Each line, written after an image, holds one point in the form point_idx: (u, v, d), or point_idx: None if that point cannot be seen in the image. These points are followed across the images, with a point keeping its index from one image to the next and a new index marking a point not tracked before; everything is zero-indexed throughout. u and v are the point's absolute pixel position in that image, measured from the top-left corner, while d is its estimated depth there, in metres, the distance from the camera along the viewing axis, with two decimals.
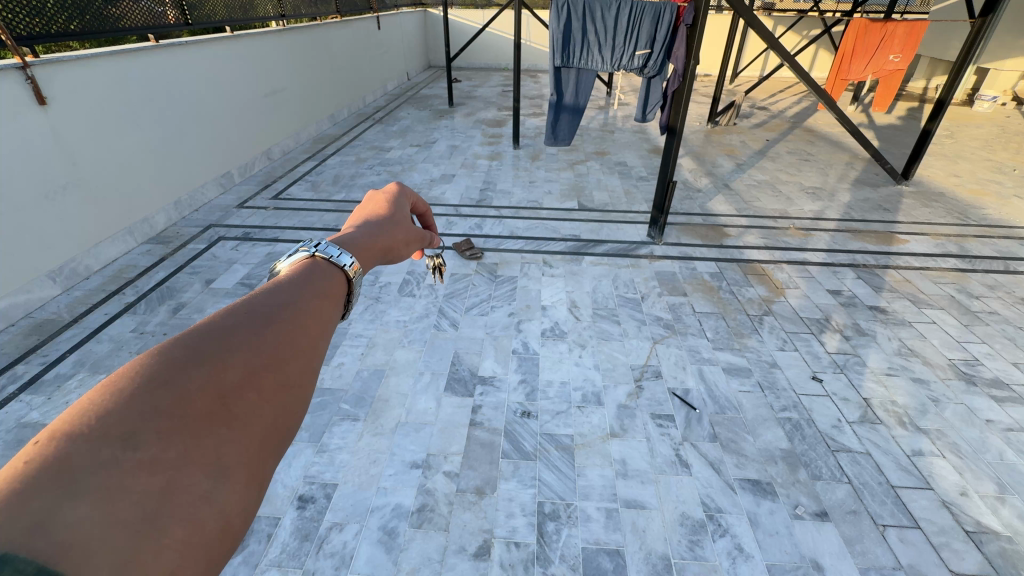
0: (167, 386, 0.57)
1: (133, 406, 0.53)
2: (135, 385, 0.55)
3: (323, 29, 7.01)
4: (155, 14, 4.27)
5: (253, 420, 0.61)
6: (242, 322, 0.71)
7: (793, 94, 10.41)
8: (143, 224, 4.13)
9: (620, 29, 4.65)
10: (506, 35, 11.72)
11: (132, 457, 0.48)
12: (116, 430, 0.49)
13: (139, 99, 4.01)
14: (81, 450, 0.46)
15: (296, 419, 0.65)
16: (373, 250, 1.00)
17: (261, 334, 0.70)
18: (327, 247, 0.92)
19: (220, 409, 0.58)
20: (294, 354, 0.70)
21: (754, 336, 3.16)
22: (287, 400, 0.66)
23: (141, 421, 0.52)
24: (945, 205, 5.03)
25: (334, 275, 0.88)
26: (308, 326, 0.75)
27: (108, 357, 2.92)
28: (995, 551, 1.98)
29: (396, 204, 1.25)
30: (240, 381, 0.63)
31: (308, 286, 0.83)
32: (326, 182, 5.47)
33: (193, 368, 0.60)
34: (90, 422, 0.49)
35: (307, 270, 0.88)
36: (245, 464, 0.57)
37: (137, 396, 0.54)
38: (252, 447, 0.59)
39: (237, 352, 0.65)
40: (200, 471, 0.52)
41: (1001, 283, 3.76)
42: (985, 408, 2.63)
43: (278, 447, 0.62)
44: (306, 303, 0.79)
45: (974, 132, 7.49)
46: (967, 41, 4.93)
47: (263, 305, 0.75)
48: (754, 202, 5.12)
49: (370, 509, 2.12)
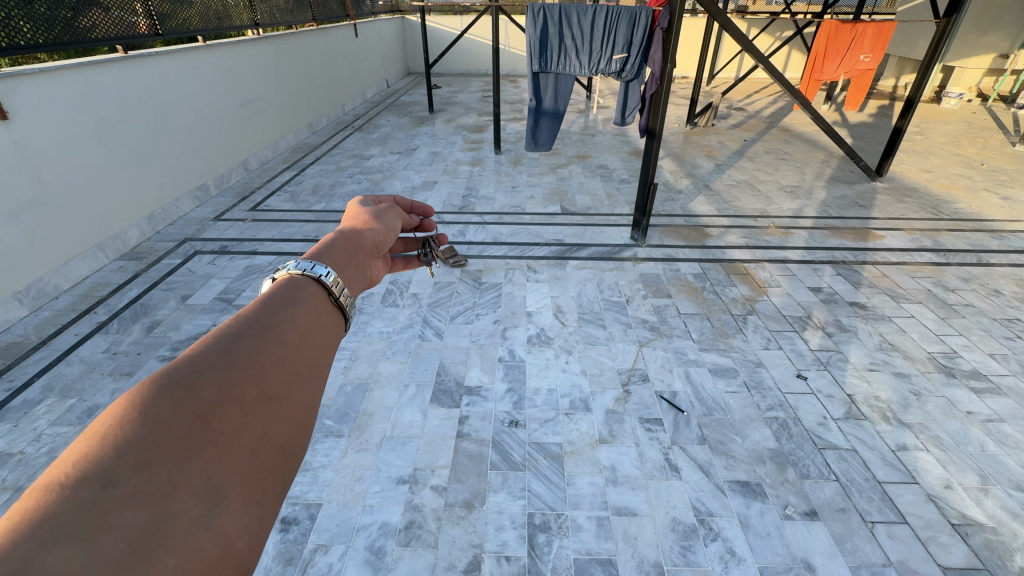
0: (141, 417, 0.55)
1: (107, 443, 0.51)
2: (102, 423, 0.53)
3: (299, 37, 6.91)
4: (127, 24, 4.15)
5: (238, 443, 0.61)
6: (211, 344, 0.70)
7: (769, 94, 10.61)
8: (115, 240, 4.01)
9: (597, 33, 4.67)
10: (484, 41, 11.73)
11: (115, 494, 0.48)
12: (94, 470, 0.48)
13: (109, 112, 3.90)
14: (63, 495, 0.44)
15: (279, 430, 0.67)
16: (348, 261, 1.02)
17: (232, 353, 0.70)
18: (301, 261, 0.93)
19: (200, 432, 0.58)
20: (269, 368, 0.71)
21: (738, 336, 3.18)
22: (269, 413, 0.67)
23: (117, 456, 0.50)
24: (918, 201, 5.15)
25: (309, 287, 0.89)
26: (279, 339, 0.76)
27: (79, 379, 2.80)
28: (980, 543, 2.00)
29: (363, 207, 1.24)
30: (216, 400, 0.62)
31: (276, 301, 0.83)
32: (306, 192, 5.38)
33: (164, 394, 0.59)
34: (67, 466, 0.47)
35: (281, 286, 0.87)
36: (236, 482, 0.57)
37: (110, 432, 0.52)
38: (241, 464, 0.59)
39: (208, 374, 0.65)
40: (191, 497, 0.52)
41: (974, 276, 3.85)
42: (965, 399, 2.68)
43: (264, 462, 0.63)
44: (274, 316, 0.80)
45: (943, 128, 7.70)
46: (933, 40, 5.06)
47: (231, 324, 0.75)
48: (734, 202, 5.17)
49: (356, 529, 2.06)
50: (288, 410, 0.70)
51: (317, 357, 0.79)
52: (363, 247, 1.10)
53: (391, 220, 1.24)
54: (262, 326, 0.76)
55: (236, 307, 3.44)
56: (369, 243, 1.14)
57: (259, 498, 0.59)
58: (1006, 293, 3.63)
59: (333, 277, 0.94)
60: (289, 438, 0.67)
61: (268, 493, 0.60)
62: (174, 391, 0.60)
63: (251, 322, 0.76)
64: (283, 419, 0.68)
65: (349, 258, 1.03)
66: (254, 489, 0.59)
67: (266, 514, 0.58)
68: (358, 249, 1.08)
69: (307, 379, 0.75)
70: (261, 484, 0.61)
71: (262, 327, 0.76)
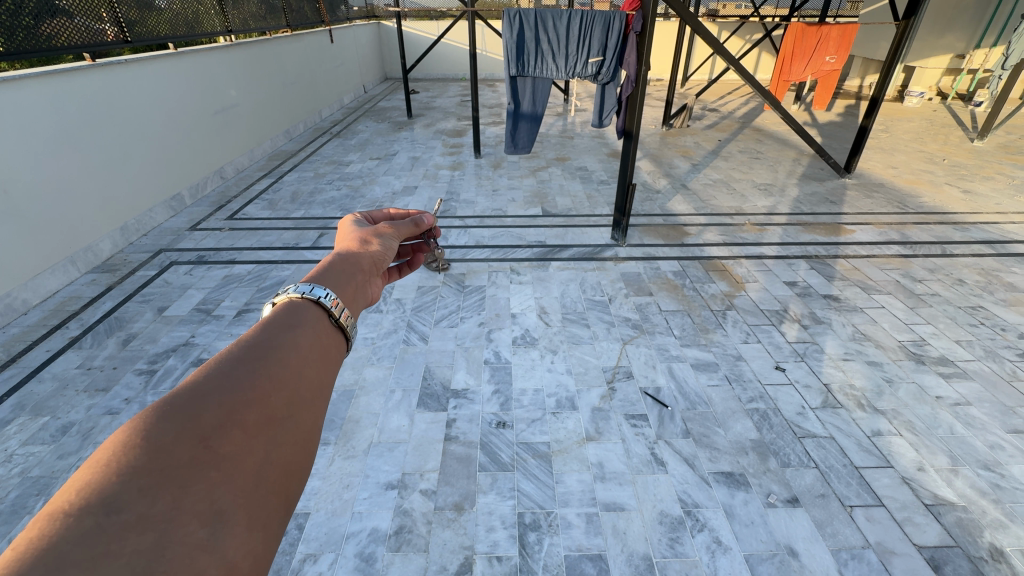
0: (142, 443, 0.56)
1: (111, 470, 0.52)
2: (106, 450, 0.54)
3: (274, 43, 6.84)
4: (93, 31, 4.05)
5: (241, 465, 0.61)
6: (214, 366, 0.71)
7: (741, 95, 10.89)
8: (87, 252, 3.90)
9: (572, 38, 4.73)
10: (461, 46, 11.79)
11: (119, 520, 0.48)
12: (98, 498, 0.48)
13: (77, 122, 3.80)
14: (67, 524, 0.45)
15: (284, 452, 0.67)
16: (352, 284, 1.03)
17: (234, 376, 0.71)
18: (300, 285, 0.93)
19: (203, 456, 0.59)
20: (272, 389, 0.72)
21: (719, 331, 3.25)
22: (272, 434, 0.68)
23: (121, 483, 0.51)
24: (885, 196, 5.34)
25: (309, 310, 0.89)
26: (281, 359, 0.77)
27: (52, 397, 2.71)
28: (952, 521, 2.09)
29: (359, 229, 1.24)
30: (219, 422, 0.63)
31: (277, 323, 0.84)
32: (284, 200, 5.31)
33: (168, 419, 0.60)
34: (71, 494, 0.47)
35: (281, 311, 0.88)
36: (241, 506, 0.58)
37: (113, 459, 0.53)
38: (245, 486, 0.60)
39: (211, 397, 0.66)
40: (195, 521, 0.52)
41: (940, 267, 4.01)
42: (934, 384, 2.79)
43: (269, 483, 0.63)
44: (275, 337, 0.80)
45: (907, 126, 7.99)
46: (894, 41, 5.25)
47: (234, 348, 0.76)
48: (710, 200, 5.28)
49: (346, 536, 2.04)
50: (291, 431, 0.70)
51: (321, 376, 0.80)
52: (363, 265, 1.11)
53: (386, 236, 1.26)
54: (265, 348, 0.77)
55: (215, 317, 3.38)
56: (369, 260, 1.15)
57: (263, 522, 0.59)
58: (969, 282, 3.79)
59: (332, 298, 0.93)
60: (292, 460, 0.68)
61: (273, 515, 0.61)
62: (177, 417, 0.61)
63: (253, 345, 0.77)
64: (287, 440, 0.69)
65: (349, 277, 1.03)
66: (260, 512, 0.59)
67: (272, 535, 0.59)
68: (358, 267, 1.09)
69: (309, 399, 0.76)
70: (266, 506, 0.61)
71: (265, 349, 0.77)
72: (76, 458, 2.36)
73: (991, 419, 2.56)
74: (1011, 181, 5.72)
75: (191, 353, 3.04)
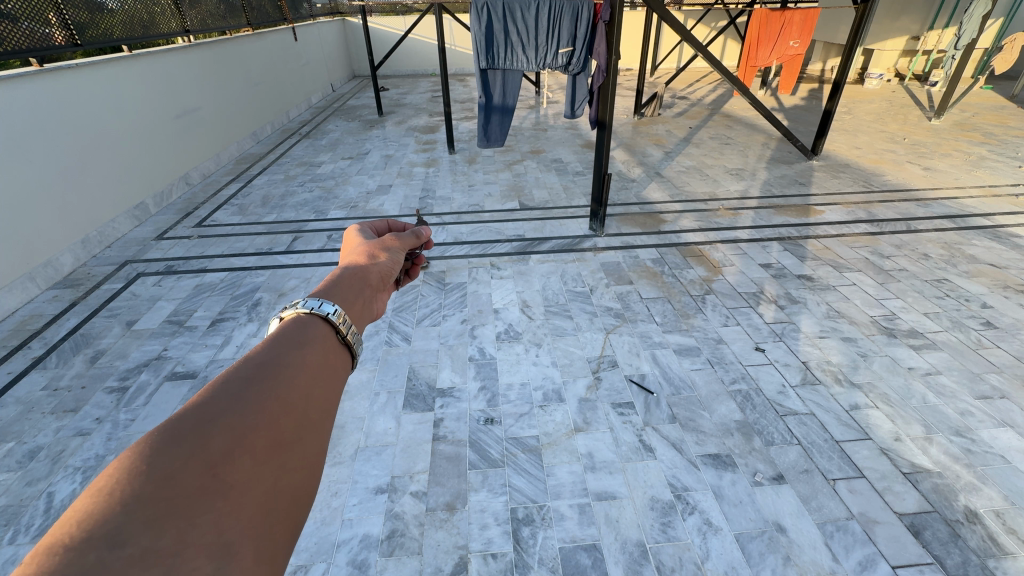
0: (145, 472, 0.52)
1: (113, 500, 0.49)
2: (108, 477, 0.50)
3: (235, 42, 6.62)
4: (41, 35, 3.84)
5: (247, 491, 0.58)
6: (219, 385, 0.67)
7: (709, 82, 11.07)
8: (46, 267, 3.72)
9: (541, 29, 4.69)
10: (429, 41, 11.65)
11: (122, 555, 0.44)
12: (99, 531, 0.45)
13: (25, 127, 3.59)
14: (67, 559, 0.41)
15: (290, 479, 0.64)
16: (358, 301, 0.99)
17: (244, 395, 0.67)
18: (308, 300, 0.90)
19: (210, 484, 0.55)
20: (280, 412, 0.68)
21: (699, 315, 3.30)
22: (281, 460, 0.64)
23: (123, 515, 0.48)
24: (851, 175, 5.50)
25: (317, 326, 0.85)
26: (288, 379, 0.73)
27: (16, 421, 2.58)
28: (929, 487, 2.16)
29: (364, 245, 1.21)
30: (226, 447, 0.60)
31: (284, 338, 0.81)
32: (254, 205, 5.15)
33: (175, 444, 0.57)
34: (71, 526, 0.44)
35: (288, 326, 0.84)
36: (246, 539, 0.54)
37: (114, 488, 0.50)
38: (251, 516, 0.56)
39: (217, 420, 0.62)
40: (201, 556, 0.49)
41: (905, 242, 4.14)
42: (906, 356, 2.89)
43: (275, 514, 0.59)
44: (282, 356, 0.77)
45: (868, 107, 8.25)
46: (854, 24, 5.34)
47: (241, 365, 0.72)
48: (684, 186, 5.36)
49: (337, 544, 2.00)
50: (301, 455, 0.67)
51: (329, 396, 0.77)
52: (370, 280, 1.08)
53: (393, 249, 1.22)
54: (273, 366, 0.74)
55: (188, 329, 3.27)
56: (376, 276, 1.11)
57: (269, 553, 0.55)
58: (934, 256, 3.93)
59: (339, 314, 0.90)
60: (299, 488, 0.64)
61: (277, 547, 0.57)
62: (184, 441, 0.58)
63: (262, 363, 0.73)
64: (295, 468, 0.65)
65: (356, 293, 1.00)
66: (264, 544, 0.56)
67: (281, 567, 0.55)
68: (367, 281, 1.06)
69: (317, 421, 0.72)
70: (271, 537, 0.57)
71: (272, 368, 0.73)
72: (46, 484, 2.26)
73: (961, 386, 2.66)
74: (968, 156, 5.95)
75: (164, 367, 2.93)
